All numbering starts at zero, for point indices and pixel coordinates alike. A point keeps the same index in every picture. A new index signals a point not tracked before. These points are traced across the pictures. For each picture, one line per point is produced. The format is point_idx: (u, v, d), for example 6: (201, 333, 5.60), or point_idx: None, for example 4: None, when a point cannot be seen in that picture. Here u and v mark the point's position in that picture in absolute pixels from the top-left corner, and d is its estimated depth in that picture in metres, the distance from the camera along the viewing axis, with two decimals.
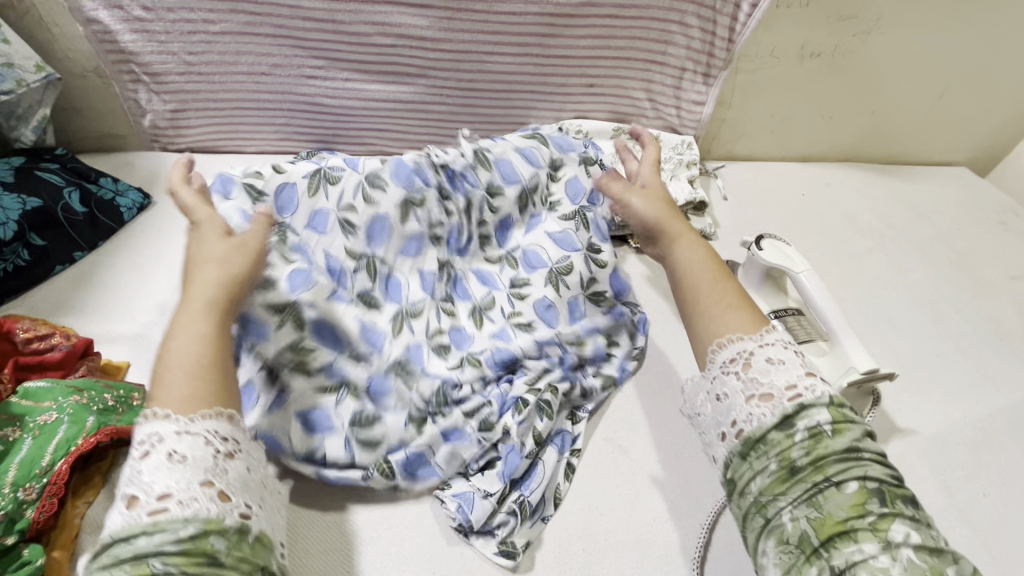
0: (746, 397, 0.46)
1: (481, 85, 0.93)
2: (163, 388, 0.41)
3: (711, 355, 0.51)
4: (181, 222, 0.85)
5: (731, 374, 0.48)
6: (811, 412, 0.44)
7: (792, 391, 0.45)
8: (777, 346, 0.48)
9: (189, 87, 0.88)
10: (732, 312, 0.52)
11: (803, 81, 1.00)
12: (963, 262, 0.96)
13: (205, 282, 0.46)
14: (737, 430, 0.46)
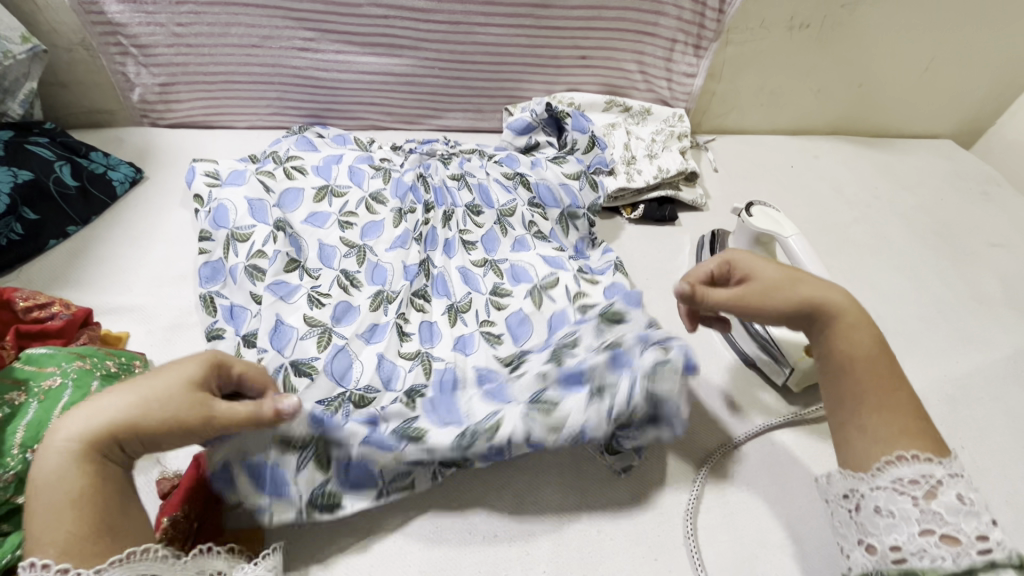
0: (920, 529, 0.39)
1: (472, 58, 0.93)
2: (38, 527, 0.39)
3: (873, 466, 0.43)
4: (174, 196, 0.85)
5: (905, 495, 0.41)
6: (1003, 573, 0.36)
7: (981, 541, 0.38)
8: (970, 481, 0.40)
9: (177, 60, 0.87)
10: (868, 394, 0.46)
11: (792, 52, 1.01)
12: (945, 230, 0.99)
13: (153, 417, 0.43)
14: (895, 554, 0.40)
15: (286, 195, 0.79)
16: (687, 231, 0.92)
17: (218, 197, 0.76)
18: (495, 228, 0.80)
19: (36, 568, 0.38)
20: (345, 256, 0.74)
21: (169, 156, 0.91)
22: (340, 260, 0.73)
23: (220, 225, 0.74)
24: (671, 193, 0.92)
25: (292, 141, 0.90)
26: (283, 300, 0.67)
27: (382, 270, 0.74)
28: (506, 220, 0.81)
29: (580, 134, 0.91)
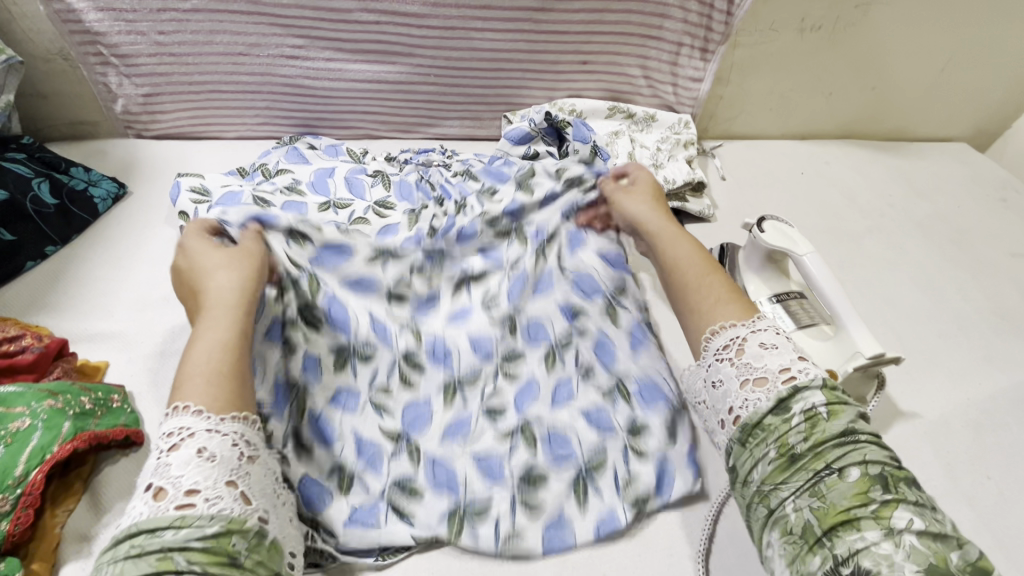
0: (741, 383, 0.46)
1: (469, 64, 0.89)
2: (186, 387, 0.42)
3: (704, 343, 0.51)
4: (158, 212, 0.81)
5: (723, 360, 0.49)
6: (806, 394, 0.43)
7: (785, 373, 0.45)
8: (769, 331, 0.49)
9: (161, 70, 0.83)
10: (699, 274, 0.57)
11: (803, 56, 0.97)
12: (963, 240, 0.95)
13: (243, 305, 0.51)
14: (734, 418, 0.46)
15: (288, 209, 0.75)
16: None
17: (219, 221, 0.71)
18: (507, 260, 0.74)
19: (188, 412, 0.41)
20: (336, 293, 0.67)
21: (154, 169, 0.88)
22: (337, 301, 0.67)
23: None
24: (678, 205, 0.88)
25: (282, 153, 0.87)
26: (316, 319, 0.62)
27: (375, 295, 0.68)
28: (521, 252, 0.75)
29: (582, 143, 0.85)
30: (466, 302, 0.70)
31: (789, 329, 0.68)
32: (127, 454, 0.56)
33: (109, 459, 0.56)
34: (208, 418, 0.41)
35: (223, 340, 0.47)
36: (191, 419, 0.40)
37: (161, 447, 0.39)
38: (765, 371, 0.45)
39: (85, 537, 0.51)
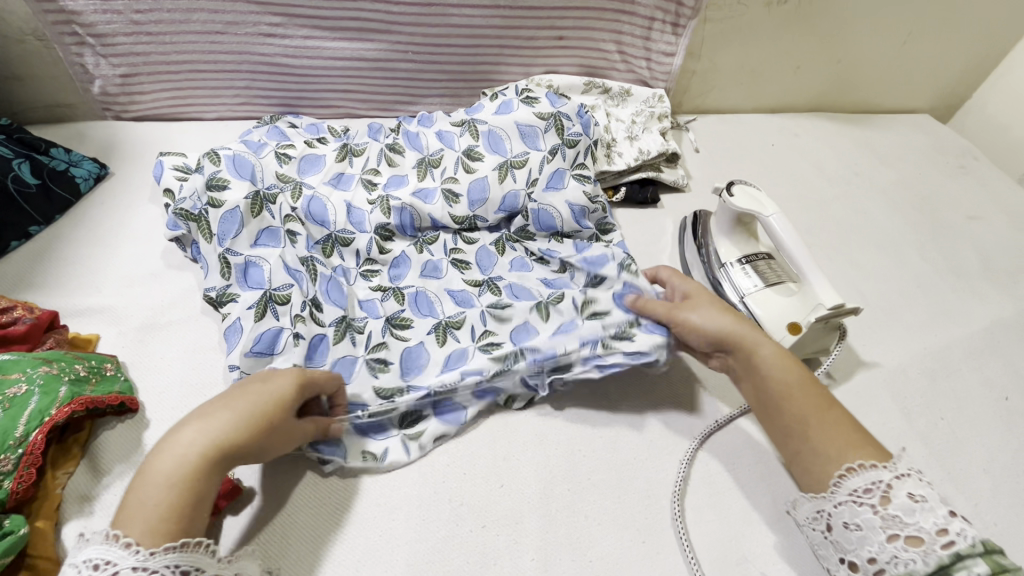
0: (885, 534, 0.45)
1: (447, 39, 0.90)
2: (133, 511, 0.42)
3: (835, 482, 0.50)
4: (141, 192, 0.82)
5: (865, 505, 0.47)
6: (968, 562, 0.42)
7: (943, 536, 0.43)
8: (914, 479, 0.47)
9: (138, 49, 0.83)
10: (818, 411, 0.53)
11: (770, 30, 1.00)
12: (924, 205, 0.99)
13: (230, 420, 0.47)
14: (876, 566, 0.46)
15: (301, 200, 0.75)
16: (670, 213, 0.91)
17: (226, 203, 0.70)
18: (491, 245, 0.78)
19: (111, 539, 0.41)
20: (309, 279, 0.68)
21: (135, 150, 0.88)
22: (309, 281, 0.68)
23: (230, 233, 0.68)
24: (652, 175, 0.91)
25: (264, 131, 0.88)
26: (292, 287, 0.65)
27: (340, 287, 0.70)
28: (508, 242, 0.78)
29: (549, 109, 0.83)
30: (449, 282, 0.73)
31: (755, 287, 0.72)
32: (123, 419, 0.58)
33: (105, 425, 0.57)
34: (134, 551, 0.40)
35: (181, 459, 0.45)
36: (104, 546, 0.40)
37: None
38: (918, 530, 0.44)
39: (86, 497, 0.52)
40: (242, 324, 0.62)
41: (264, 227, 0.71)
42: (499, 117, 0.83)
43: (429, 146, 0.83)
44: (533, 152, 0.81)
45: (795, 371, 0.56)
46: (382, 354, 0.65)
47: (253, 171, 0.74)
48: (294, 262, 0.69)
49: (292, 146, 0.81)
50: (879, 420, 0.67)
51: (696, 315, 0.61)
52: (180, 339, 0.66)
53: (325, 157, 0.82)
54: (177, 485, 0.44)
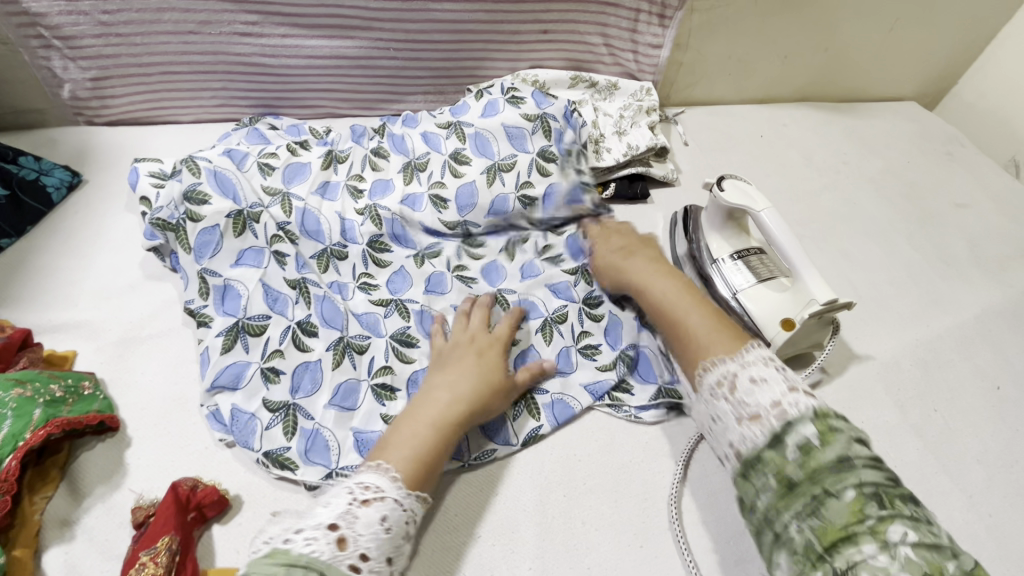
0: (738, 420, 0.50)
1: (429, 35, 0.88)
2: (396, 443, 0.53)
3: (699, 378, 0.55)
4: (117, 200, 0.79)
5: (719, 397, 0.52)
6: (798, 426, 0.46)
7: (776, 406, 0.48)
8: (759, 364, 0.51)
9: (108, 51, 0.80)
10: (688, 310, 0.61)
11: (757, 19, 0.99)
12: (912, 193, 0.99)
13: (463, 375, 0.59)
14: (736, 452, 0.50)
15: (294, 213, 0.73)
16: (660, 208, 0.90)
17: (205, 219, 0.67)
18: (500, 258, 0.77)
19: (381, 469, 0.50)
20: (295, 303, 0.66)
21: (110, 156, 0.85)
22: (291, 308, 0.66)
23: (206, 254, 0.67)
24: (642, 170, 0.90)
25: (243, 134, 0.85)
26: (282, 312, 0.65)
27: (336, 314, 0.67)
28: (517, 244, 0.79)
29: (534, 109, 0.82)
30: (454, 299, 0.72)
31: (749, 284, 0.71)
32: (104, 439, 0.56)
33: (85, 446, 0.56)
34: (396, 485, 0.49)
35: (446, 397, 0.57)
36: (376, 475, 0.49)
37: (354, 496, 0.47)
38: (758, 409, 0.48)
39: (66, 522, 0.51)
40: (209, 354, 0.61)
41: (248, 245, 0.68)
42: (485, 119, 0.81)
43: (415, 149, 0.81)
44: (520, 155, 0.80)
45: (680, 294, 0.63)
46: (387, 381, 0.63)
47: (236, 187, 0.70)
48: (279, 286, 0.67)
49: (274, 157, 0.77)
50: (873, 413, 0.67)
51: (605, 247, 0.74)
52: (161, 353, 0.64)
53: (311, 165, 0.78)
54: (439, 428, 0.55)
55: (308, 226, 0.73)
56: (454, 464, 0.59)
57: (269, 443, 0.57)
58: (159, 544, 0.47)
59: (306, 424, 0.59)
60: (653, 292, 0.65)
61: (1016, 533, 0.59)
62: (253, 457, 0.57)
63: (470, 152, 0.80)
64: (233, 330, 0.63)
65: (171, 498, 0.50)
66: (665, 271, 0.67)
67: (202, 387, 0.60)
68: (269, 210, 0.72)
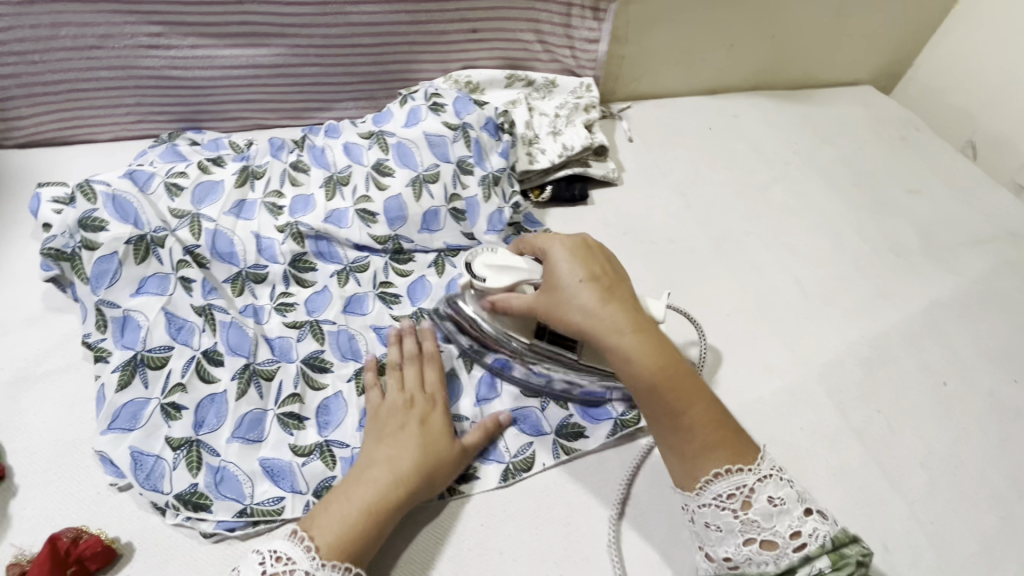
0: (740, 538, 0.47)
1: (350, 39, 0.84)
2: (323, 517, 0.49)
3: (699, 487, 0.50)
4: (23, 227, 0.75)
5: (726, 509, 0.48)
6: (814, 559, 0.45)
7: (796, 537, 0.46)
8: (773, 481, 0.48)
9: (5, 71, 0.76)
10: (671, 368, 0.51)
11: (697, 8, 0.96)
12: (864, 183, 0.96)
13: (404, 446, 0.54)
14: (730, 564, 0.48)
15: (203, 235, 0.69)
16: (599, 210, 0.87)
17: (102, 247, 0.64)
18: (427, 275, 0.74)
19: (296, 539, 0.47)
20: (202, 331, 0.63)
21: (19, 181, 0.81)
22: (198, 337, 0.62)
23: (103, 284, 0.63)
24: (580, 171, 0.87)
25: (158, 152, 0.81)
26: (186, 343, 0.62)
27: (243, 339, 0.63)
28: (447, 259, 0.76)
29: (456, 118, 0.79)
30: (375, 319, 0.70)
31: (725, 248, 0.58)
32: None
33: None
34: (313, 559, 0.46)
35: (382, 474, 0.52)
36: (290, 544, 0.47)
37: (265, 567, 0.45)
38: (773, 535, 0.46)
39: None
40: (104, 391, 0.58)
41: (152, 272, 0.65)
42: (408, 128, 0.78)
43: (337, 163, 0.77)
44: (443, 164, 0.77)
45: (659, 346, 0.52)
46: (295, 410, 0.60)
47: (138, 212, 0.66)
48: (184, 313, 0.64)
49: (184, 175, 0.73)
50: (812, 419, 0.64)
51: (567, 276, 0.54)
52: (57, 392, 0.60)
53: (224, 183, 0.74)
54: (372, 508, 0.50)
55: (222, 247, 0.69)
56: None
57: (179, 484, 0.54)
58: None
59: (211, 460, 0.55)
60: (617, 343, 0.51)
61: (958, 539, 0.56)
62: (151, 502, 0.53)
63: (396, 164, 0.76)
64: (130, 364, 0.59)
65: (45, 553, 0.47)
66: (638, 313, 0.54)
67: (96, 430, 0.56)
68: (176, 234, 0.68)
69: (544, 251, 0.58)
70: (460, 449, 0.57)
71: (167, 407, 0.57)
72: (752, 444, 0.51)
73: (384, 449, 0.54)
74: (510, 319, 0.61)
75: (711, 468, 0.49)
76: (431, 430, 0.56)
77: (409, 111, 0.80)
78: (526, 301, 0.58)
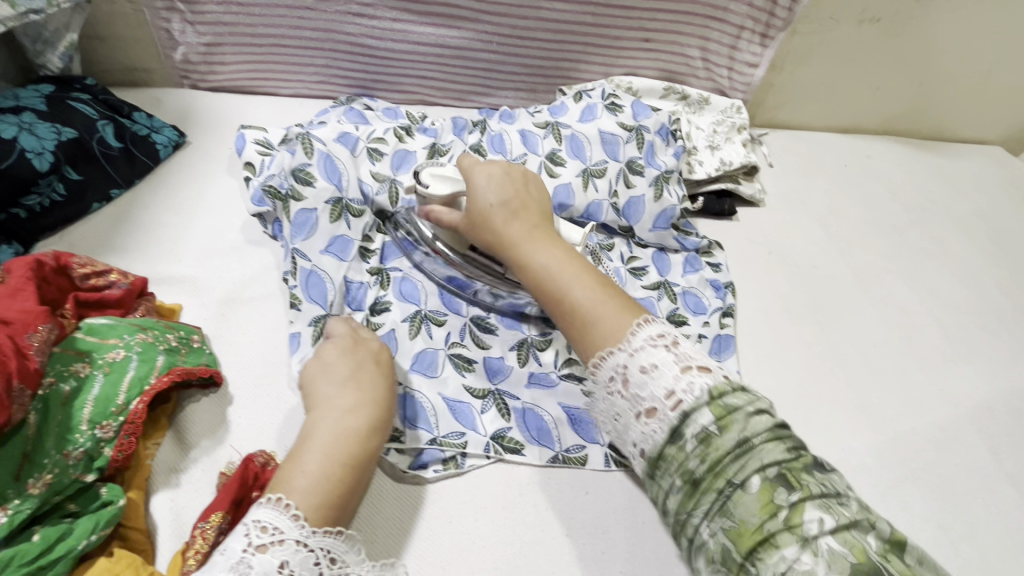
0: (638, 418, 0.46)
1: (532, 33, 0.89)
2: (300, 481, 0.47)
3: (592, 367, 0.49)
4: (220, 162, 0.81)
5: (614, 393, 0.48)
6: (715, 415, 0.44)
7: (671, 399, 0.45)
8: (654, 348, 0.47)
9: (226, 19, 0.82)
10: (552, 254, 0.55)
11: (858, 48, 0.98)
12: (1002, 239, 0.97)
13: (366, 394, 0.53)
14: (640, 454, 0.47)
15: (401, 203, 0.74)
16: (745, 227, 0.89)
17: (307, 199, 0.69)
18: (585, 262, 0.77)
19: (280, 506, 0.45)
20: (372, 287, 0.68)
21: (212, 120, 0.88)
22: (370, 292, 0.68)
23: (302, 234, 0.68)
24: (730, 186, 0.90)
25: (341, 112, 0.87)
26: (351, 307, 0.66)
27: (415, 289, 0.69)
28: (603, 252, 0.78)
29: (630, 120, 0.83)
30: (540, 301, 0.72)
31: None
32: (208, 393, 0.57)
33: (191, 397, 0.56)
34: (299, 525, 0.45)
35: (356, 425, 0.51)
36: (275, 513, 0.44)
37: (250, 540, 0.43)
38: (651, 401, 0.45)
39: (175, 470, 0.52)
40: (299, 341, 0.61)
41: (340, 233, 0.69)
42: (584, 123, 0.82)
43: (513, 151, 0.81)
44: (612, 161, 0.80)
45: (557, 250, 0.55)
46: (463, 352, 0.66)
47: (343, 176, 0.71)
48: (361, 276, 0.69)
49: (383, 142, 0.77)
50: (965, 458, 0.66)
51: (483, 200, 0.59)
52: (261, 315, 0.65)
53: (415, 155, 0.78)
54: (348, 464, 0.49)
55: (413, 214, 0.74)
56: (549, 452, 0.61)
57: None
58: (210, 519, 0.47)
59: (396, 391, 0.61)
60: (524, 257, 0.56)
61: None
62: None
63: (569, 159, 0.80)
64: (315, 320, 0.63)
65: (240, 474, 0.49)
66: (551, 236, 0.58)
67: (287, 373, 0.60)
68: (377, 199, 0.73)
69: (467, 173, 0.62)
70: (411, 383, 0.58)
71: None
72: (636, 304, 0.51)
73: (346, 397, 0.52)
74: (447, 235, 0.65)
75: (602, 345, 0.49)
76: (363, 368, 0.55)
77: (586, 108, 0.84)
78: (456, 218, 0.63)
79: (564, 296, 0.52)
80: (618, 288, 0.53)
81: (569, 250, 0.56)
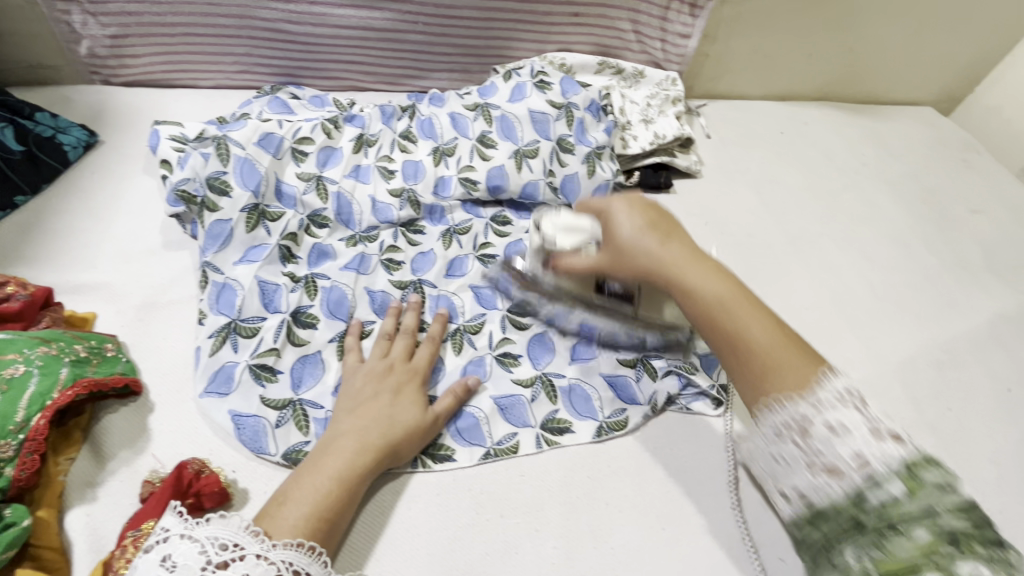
0: (809, 468, 0.43)
1: (459, 11, 0.86)
2: (285, 504, 0.47)
3: (761, 415, 0.47)
4: (136, 161, 0.78)
5: (787, 440, 0.45)
6: (885, 479, 0.39)
7: (860, 462, 0.41)
8: (833, 401, 0.43)
9: (130, 8, 0.78)
10: (787, 363, 0.46)
11: (787, 14, 0.98)
12: (929, 198, 1.00)
13: (372, 418, 0.54)
14: (801, 495, 0.44)
15: (329, 199, 0.72)
16: (682, 199, 0.90)
17: (222, 210, 0.66)
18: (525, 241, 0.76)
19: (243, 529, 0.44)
20: (291, 292, 0.64)
21: (127, 117, 0.83)
22: (287, 297, 0.64)
23: (215, 246, 0.65)
24: (666, 160, 0.90)
25: (264, 103, 0.83)
26: (267, 309, 0.62)
27: (342, 300, 0.65)
28: None
29: (559, 98, 0.82)
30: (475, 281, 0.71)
31: None
32: (126, 403, 0.55)
33: (108, 408, 0.55)
34: (258, 539, 0.43)
35: (350, 444, 0.52)
36: (232, 531, 0.43)
37: (208, 559, 0.41)
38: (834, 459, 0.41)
39: (90, 484, 0.50)
40: (199, 354, 0.59)
41: (258, 241, 0.67)
42: (513, 104, 0.81)
43: (443, 135, 0.80)
44: (543, 141, 0.79)
45: (722, 281, 0.50)
46: None
47: (261, 181, 0.69)
48: (276, 279, 0.65)
49: (309, 141, 0.74)
50: (888, 412, 0.69)
51: (624, 226, 0.54)
52: (183, 319, 0.63)
53: (342, 150, 0.76)
54: (343, 480, 0.50)
55: (342, 206, 0.72)
56: (481, 450, 0.59)
57: (284, 444, 0.55)
58: (145, 526, 0.46)
59: (317, 414, 0.57)
60: (685, 279, 0.50)
61: None
62: (271, 459, 0.55)
63: (501, 142, 0.79)
64: (224, 329, 0.60)
65: (173, 479, 0.49)
66: (708, 259, 0.52)
67: (193, 392, 0.57)
68: (305, 198, 0.71)
69: (604, 206, 0.57)
70: (431, 413, 0.57)
71: (264, 371, 0.59)
72: (821, 357, 0.47)
73: (353, 421, 0.54)
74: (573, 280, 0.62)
75: (781, 394, 0.45)
76: (380, 392, 0.56)
77: (516, 86, 0.83)
78: (591, 261, 0.57)
79: (735, 335, 0.48)
80: (785, 325, 0.49)
81: (737, 279, 0.51)
